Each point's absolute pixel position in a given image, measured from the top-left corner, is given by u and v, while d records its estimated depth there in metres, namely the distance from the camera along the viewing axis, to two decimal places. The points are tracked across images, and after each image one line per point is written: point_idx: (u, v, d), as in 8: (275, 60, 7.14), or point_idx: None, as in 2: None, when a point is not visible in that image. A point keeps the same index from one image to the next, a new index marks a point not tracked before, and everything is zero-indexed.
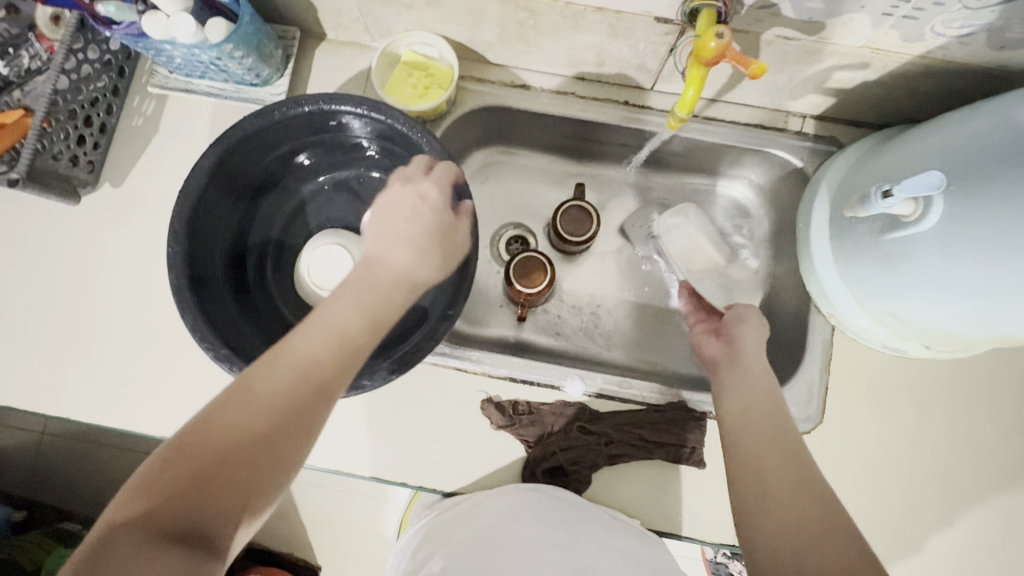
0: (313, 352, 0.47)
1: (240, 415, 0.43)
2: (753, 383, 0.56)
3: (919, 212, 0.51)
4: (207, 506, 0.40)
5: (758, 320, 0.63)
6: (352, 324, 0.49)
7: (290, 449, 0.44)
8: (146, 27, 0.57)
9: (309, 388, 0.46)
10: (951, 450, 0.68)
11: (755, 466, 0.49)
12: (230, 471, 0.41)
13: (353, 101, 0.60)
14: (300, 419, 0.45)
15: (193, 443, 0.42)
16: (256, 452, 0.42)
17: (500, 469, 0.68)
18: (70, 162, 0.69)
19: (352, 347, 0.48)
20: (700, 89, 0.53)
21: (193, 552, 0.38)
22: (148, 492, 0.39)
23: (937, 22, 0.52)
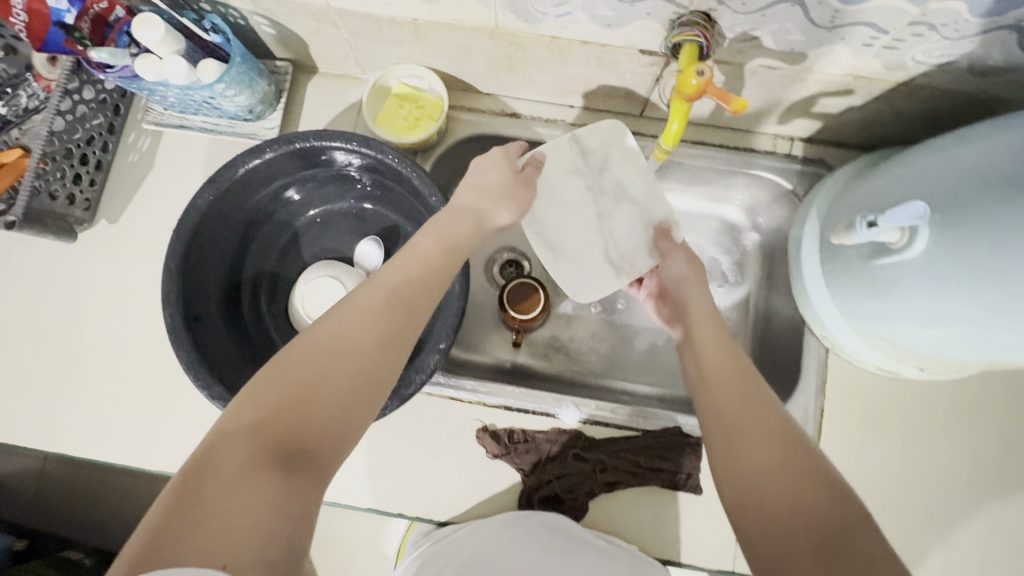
0: (393, 280, 0.48)
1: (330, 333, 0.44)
2: (717, 337, 0.54)
3: (905, 240, 0.52)
4: (307, 421, 0.40)
5: (683, 253, 0.61)
6: (424, 265, 0.50)
7: (380, 374, 0.44)
8: (139, 70, 0.58)
9: (398, 310, 0.47)
10: (947, 470, 0.68)
11: (734, 445, 0.46)
12: (325, 393, 0.41)
13: (343, 138, 0.61)
14: (388, 345, 0.45)
15: (290, 359, 0.42)
16: (350, 373, 0.43)
17: (495, 498, 0.68)
18: (67, 202, 0.70)
19: (431, 275, 0.50)
20: (683, 122, 0.54)
21: (290, 470, 0.38)
22: (249, 409, 0.40)
23: (917, 51, 0.53)
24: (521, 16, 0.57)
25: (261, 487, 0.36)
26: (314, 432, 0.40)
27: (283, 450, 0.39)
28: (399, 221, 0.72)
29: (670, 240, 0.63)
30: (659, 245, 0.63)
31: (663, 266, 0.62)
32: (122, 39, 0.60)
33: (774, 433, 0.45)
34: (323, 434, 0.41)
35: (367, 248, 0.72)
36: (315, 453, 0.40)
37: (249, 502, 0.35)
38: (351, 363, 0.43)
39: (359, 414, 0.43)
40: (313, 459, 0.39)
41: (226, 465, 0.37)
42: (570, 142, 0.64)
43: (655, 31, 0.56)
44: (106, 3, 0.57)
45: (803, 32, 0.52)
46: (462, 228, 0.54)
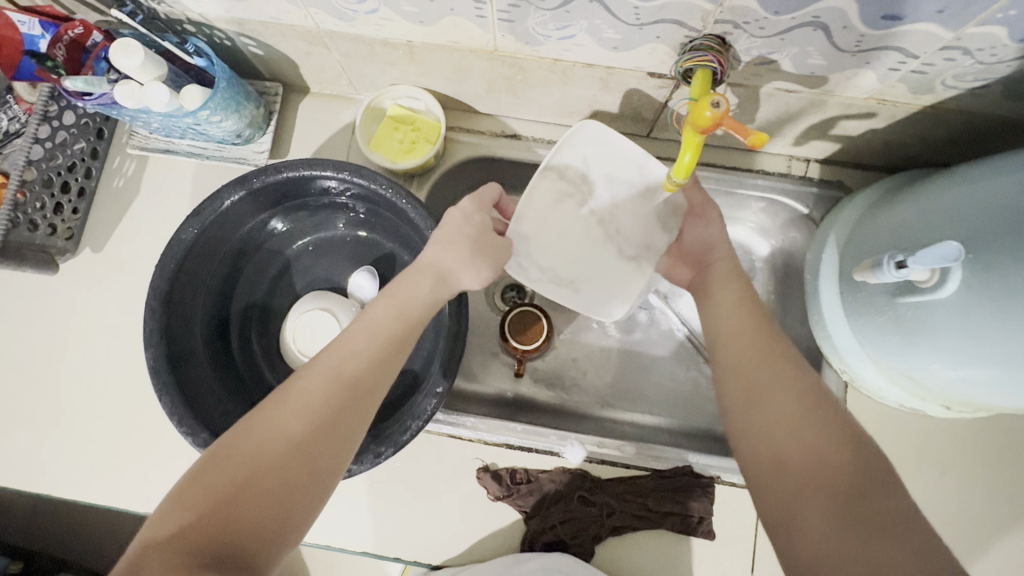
0: (349, 349, 0.45)
1: (274, 417, 0.40)
2: (742, 309, 0.50)
3: (935, 279, 0.48)
4: (244, 518, 0.36)
5: (716, 215, 0.58)
6: (382, 332, 0.46)
7: (333, 453, 0.40)
8: (118, 97, 0.55)
9: (349, 384, 0.43)
10: (975, 512, 0.64)
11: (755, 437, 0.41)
12: (272, 479, 0.38)
13: (334, 167, 0.57)
14: (343, 420, 0.41)
15: (230, 449, 0.38)
16: (300, 455, 0.39)
17: (495, 541, 0.64)
18: (48, 232, 0.67)
19: (389, 341, 0.46)
20: (697, 153, 0.49)
21: (231, 566, 0.34)
22: (183, 504, 0.36)
23: (948, 76, 0.49)
24: (522, 39, 0.54)
25: None
26: (252, 529, 0.36)
27: (220, 549, 0.34)
28: (394, 249, 0.69)
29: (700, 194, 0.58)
30: (689, 196, 0.59)
31: (695, 227, 0.58)
32: (100, 65, 0.57)
33: (794, 417, 0.41)
34: (269, 525, 0.37)
35: (360, 280, 0.68)
36: (251, 552, 0.35)
37: None
38: (302, 444, 0.39)
39: (310, 500, 0.39)
40: (250, 560, 0.35)
41: None
42: (551, 174, 0.62)
43: (665, 54, 0.52)
44: (82, 28, 0.55)
45: (824, 56, 0.49)
46: (440, 262, 0.51)
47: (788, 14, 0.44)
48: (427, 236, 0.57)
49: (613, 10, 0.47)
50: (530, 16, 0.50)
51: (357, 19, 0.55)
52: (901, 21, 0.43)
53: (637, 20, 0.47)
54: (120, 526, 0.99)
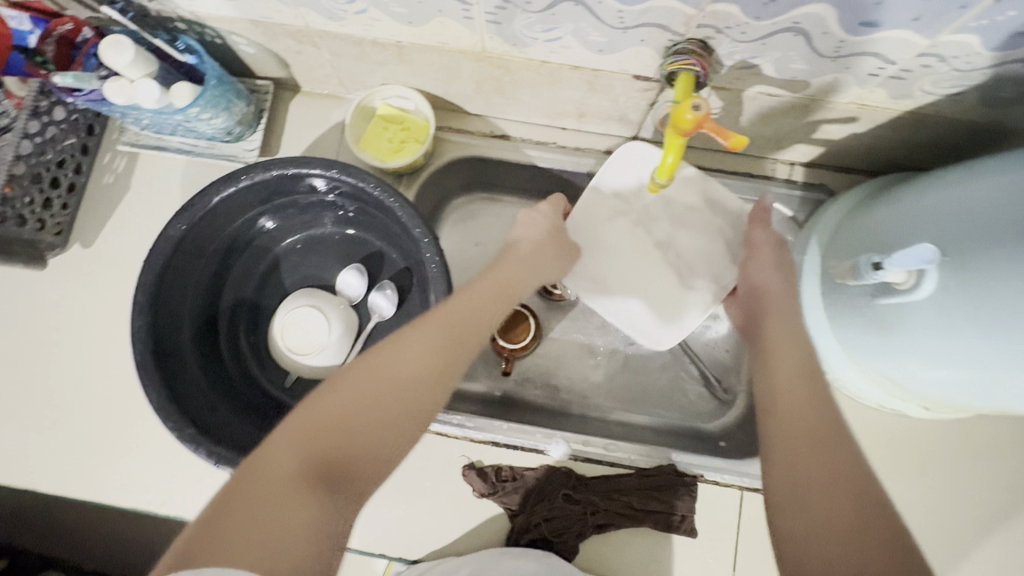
0: (454, 314, 0.50)
1: (394, 358, 0.45)
2: (791, 351, 0.55)
3: (912, 281, 0.49)
4: (363, 439, 0.40)
5: (774, 256, 0.62)
6: (478, 309, 0.52)
7: (420, 415, 0.44)
8: (107, 94, 0.55)
9: (453, 346, 0.47)
10: (953, 511, 0.65)
11: (792, 430, 0.48)
12: (387, 411, 0.42)
13: (322, 165, 0.58)
14: (443, 375, 0.46)
15: (356, 373, 0.43)
16: (395, 410, 0.42)
17: (479, 537, 0.65)
18: (36, 227, 0.66)
19: (483, 318, 0.52)
20: (679, 155, 0.51)
21: (341, 487, 0.38)
22: (312, 414, 0.40)
23: (925, 82, 0.50)
24: (510, 41, 0.54)
25: (305, 508, 0.36)
26: (366, 453, 0.40)
27: (324, 475, 0.38)
28: (383, 247, 0.70)
29: (767, 236, 0.63)
30: (753, 235, 0.64)
31: (752, 268, 0.63)
32: (90, 61, 0.57)
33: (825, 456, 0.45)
34: (377, 450, 0.41)
35: (349, 278, 0.69)
36: (361, 473, 0.40)
37: (294, 519, 0.35)
38: (398, 400, 0.43)
39: (398, 448, 0.42)
40: (357, 482, 0.39)
41: (277, 479, 0.36)
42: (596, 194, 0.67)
43: (649, 57, 0.53)
44: (72, 24, 0.56)
45: (805, 61, 0.49)
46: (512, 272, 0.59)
47: (768, 19, 0.45)
48: (415, 236, 0.57)
49: (598, 13, 0.48)
50: (517, 19, 0.50)
51: (347, 19, 0.55)
52: (877, 28, 0.44)
53: (621, 23, 0.48)
54: (103, 529, 0.98)
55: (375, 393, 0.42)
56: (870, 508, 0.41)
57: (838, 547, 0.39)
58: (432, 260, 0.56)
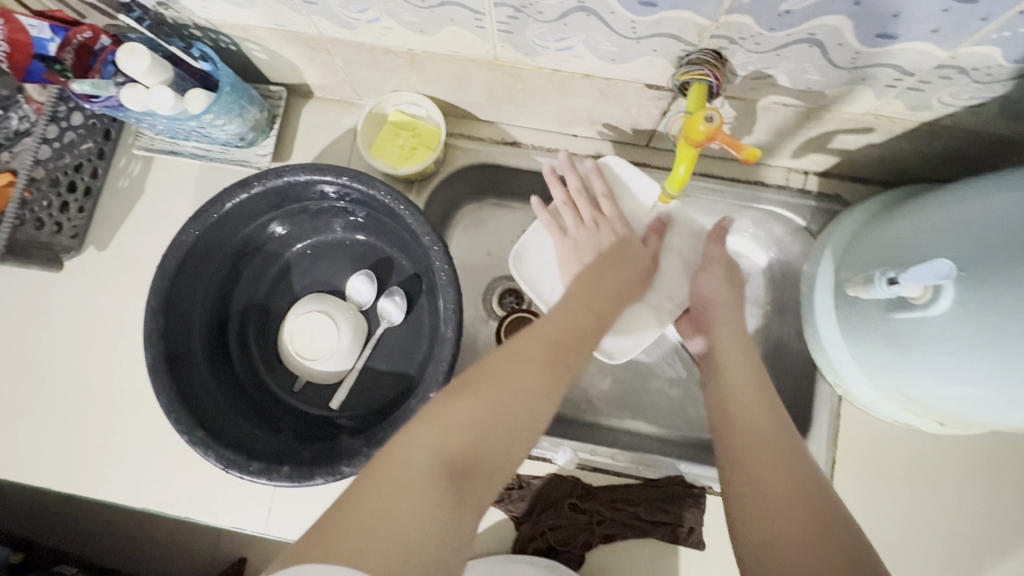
0: (559, 328, 0.50)
1: (510, 368, 0.45)
2: (743, 363, 0.54)
3: (928, 296, 0.48)
4: (485, 449, 0.42)
5: (722, 270, 0.62)
6: (584, 322, 0.52)
7: (538, 424, 0.44)
8: (124, 100, 0.56)
9: (564, 360, 0.48)
10: (968, 530, 0.63)
11: (746, 443, 0.46)
12: (507, 422, 0.43)
13: (334, 172, 0.59)
14: (557, 390, 0.46)
15: (474, 381, 0.44)
16: (517, 417, 0.43)
17: (486, 545, 0.65)
18: (53, 230, 0.69)
19: (590, 331, 0.51)
20: (691, 165, 0.50)
21: (463, 494, 0.39)
22: (436, 420, 0.42)
23: (944, 93, 0.49)
24: (521, 49, 0.54)
25: (431, 513, 0.38)
26: (486, 462, 0.41)
27: (454, 474, 0.40)
28: (393, 254, 0.70)
29: (717, 252, 0.63)
30: (706, 251, 0.64)
31: (699, 279, 0.63)
32: (108, 69, 0.59)
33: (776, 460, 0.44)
34: (496, 461, 0.42)
35: (359, 284, 0.69)
36: (480, 482, 0.41)
37: (421, 522, 0.37)
38: (519, 405, 0.43)
39: (516, 458, 0.43)
40: (480, 490, 0.41)
41: (406, 481, 0.38)
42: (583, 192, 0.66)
43: (662, 67, 0.52)
44: (90, 32, 0.56)
45: (820, 72, 0.49)
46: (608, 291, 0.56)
47: (783, 30, 0.44)
48: (424, 243, 0.57)
49: (610, 24, 0.47)
50: (529, 28, 0.50)
51: (359, 27, 0.56)
52: (895, 39, 0.43)
53: (633, 33, 0.48)
54: (117, 520, 1.00)
55: (495, 403, 0.43)
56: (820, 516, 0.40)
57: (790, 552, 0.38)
58: (441, 268, 0.56)
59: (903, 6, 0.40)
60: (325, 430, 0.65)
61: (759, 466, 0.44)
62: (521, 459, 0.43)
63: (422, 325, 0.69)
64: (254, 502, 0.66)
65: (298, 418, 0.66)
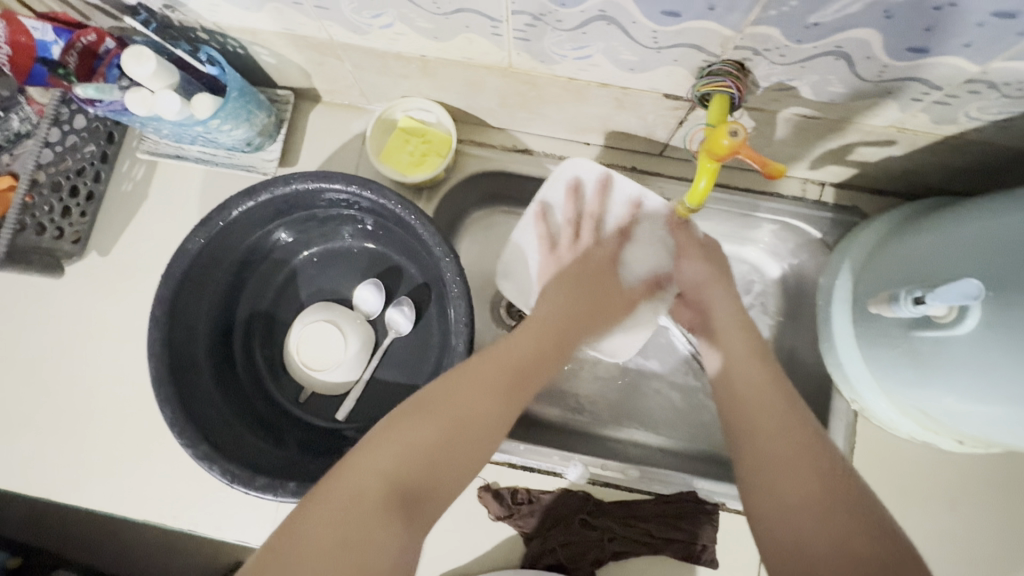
0: (514, 351, 0.50)
1: (467, 388, 0.45)
2: (747, 343, 0.51)
3: (954, 315, 0.47)
4: (438, 467, 0.41)
5: (699, 252, 0.59)
6: (540, 342, 0.52)
7: (488, 448, 0.43)
8: (130, 105, 0.55)
9: (519, 381, 0.47)
10: (985, 549, 0.62)
11: (761, 431, 0.44)
12: (461, 442, 0.42)
13: (344, 180, 0.57)
14: (512, 410, 0.46)
15: (429, 399, 0.44)
16: (466, 442, 0.42)
17: (495, 561, 0.64)
18: (54, 235, 0.67)
19: (547, 355, 0.51)
20: (712, 179, 0.49)
21: (414, 514, 0.38)
22: (390, 437, 0.41)
23: (971, 107, 0.48)
24: (537, 57, 0.53)
25: (382, 533, 0.37)
26: (438, 479, 0.41)
27: (401, 499, 0.38)
28: (402, 262, 0.69)
29: (688, 235, 0.60)
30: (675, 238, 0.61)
31: (682, 264, 0.60)
32: (111, 73, 0.57)
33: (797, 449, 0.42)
34: (449, 478, 0.41)
35: (366, 293, 0.68)
36: (431, 501, 0.40)
37: (370, 542, 0.36)
38: (466, 431, 0.43)
39: (468, 475, 0.42)
40: (429, 508, 0.40)
41: (355, 500, 0.37)
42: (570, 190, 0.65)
43: (682, 77, 0.51)
44: (95, 35, 0.55)
45: (845, 84, 0.48)
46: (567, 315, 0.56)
47: (810, 42, 0.43)
48: (434, 254, 0.56)
49: (631, 33, 0.46)
50: (546, 36, 0.49)
51: (371, 32, 0.54)
52: (926, 53, 0.42)
53: (654, 43, 0.47)
54: (115, 523, 0.99)
55: (450, 421, 0.42)
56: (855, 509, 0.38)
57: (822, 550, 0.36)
58: (454, 280, 0.55)
59: (937, 20, 0.38)
60: (331, 441, 0.63)
61: (778, 457, 0.42)
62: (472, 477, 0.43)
63: (431, 334, 0.67)
64: (257, 514, 0.65)
65: (303, 429, 0.65)
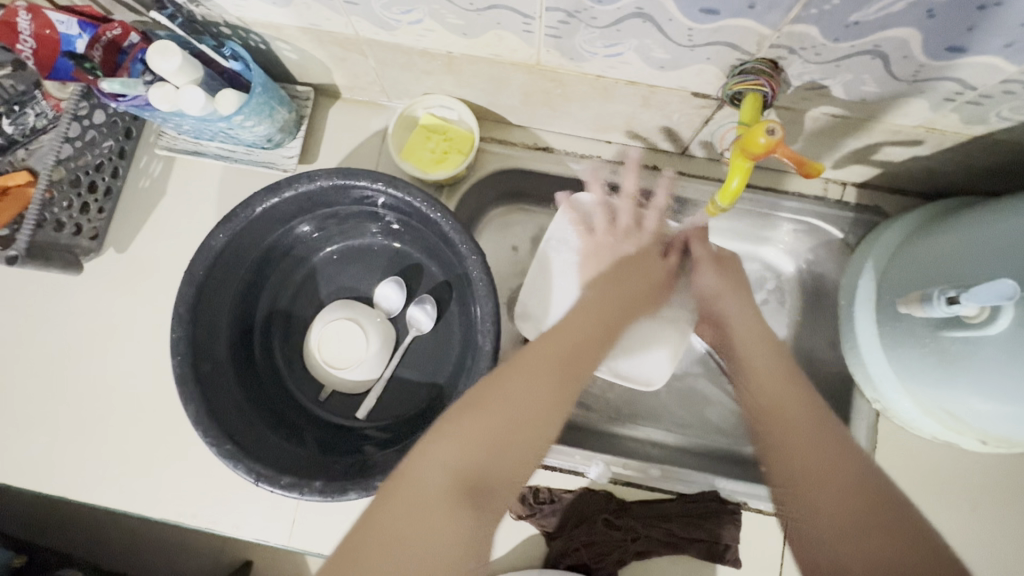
0: (568, 333, 0.49)
1: (527, 376, 0.44)
2: (768, 354, 0.50)
3: (986, 315, 0.47)
4: (502, 459, 0.41)
5: (715, 265, 0.59)
6: (591, 321, 0.51)
7: (547, 437, 0.43)
8: (153, 100, 0.54)
9: (575, 364, 0.47)
10: (1005, 547, 0.62)
11: (789, 447, 0.43)
12: (522, 431, 0.42)
13: (369, 176, 0.57)
14: (571, 392, 0.45)
15: (487, 390, 0.43)
16: (532, 433, 0.42)
17: (516, 560, 0.63)
18: (73, 231, 0.65)
19: (599, 331, 0.51)
20: (745, 178, 0.50)
21: (480, 506, 0.39)
22: (452, 433, 0.41)
23: (1004, 107, 0.48)
24: (567, 54, 0.53)
25: (451, 527, 0.37)
26: (501, 471, 0.41)
27: (471, 492, 0.39)
28: (423, 260, 0.69)
29: (706, 245, 0.60)
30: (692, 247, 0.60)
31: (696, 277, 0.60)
32: (136, 66, 0.56)
33: (833, 468, 0.41)
34: (510, 469, 0.41)
35: (387, 290, 0.68)
36: (495, 493, 0.40)
37: (442, 535, 0.37)
38: (531, 425, 0.42)
39: (531, 463, 0.42)
40: (494, 499, 0.40)
41: (424, 497, 0.38)
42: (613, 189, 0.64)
43: (713, 75, 0.51)
44: (120, 30, 0.55)
45: (878, 83, 0.48)
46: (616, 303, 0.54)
47: (848, 41, 0.43)
48: (460, 250, 0.56)
49: (666, 31, 0.46)
50: (579, 34, 0.49)
51: (399, 29, 0.54)
52: (964, 52, 0.42)
53: (689, 41, 0.46)
54: (122, 521, 0.98)
55: (510, 411, 0.42)
56: (887, 521, 0.38)
57: (860, 565, 0.36)
58: (478, 278, 0.55)
59: (980, 19, 0.38)
60: (352, 441, 0.63)
61: (812, 476, 0.41)
62: (533, 465, 0.43)
63: (452, 334, 0.67)
64: (278, 513, 0.65)
65: (324, 428, 0.64)
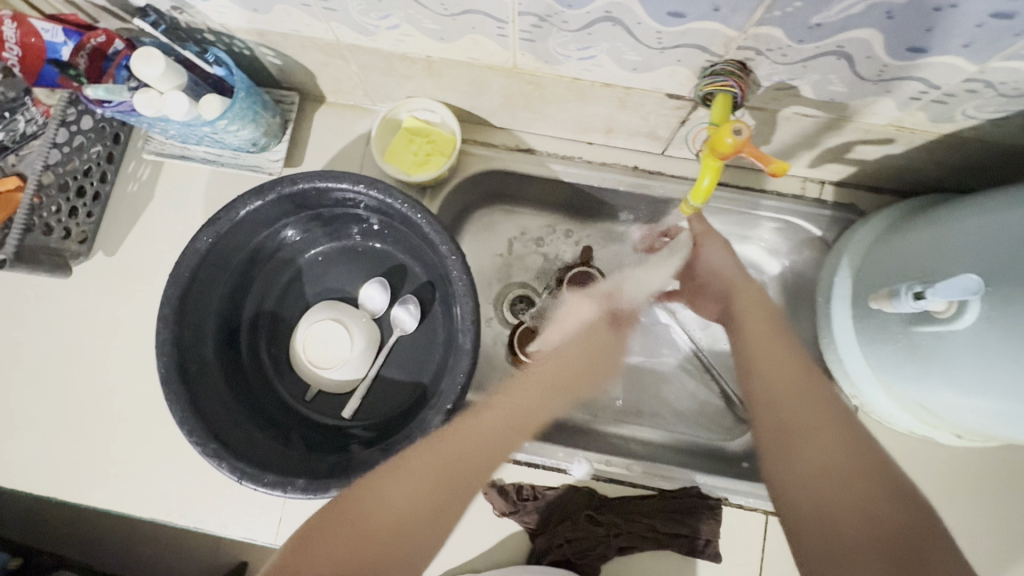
0: (467, 441, 0.52)
1: (400, 483, 0.48)
2: (769, 339, 0.54)
3: (953, 310, 0.47)
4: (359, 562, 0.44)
5: (720, 240, 0.64)
6: (500, 427, 0.56)
7: (425, 535, 0.48)
8: (138, 105, 0.55)
9: (462, 472, 0.51)
10: (981, 538, 0.63)
11: (788, 424, 0.46)
12: (383, 536, 0.45)
13: (351, 179, 0.58)
14: (453, 494, 0.50)
15: (360, 496, 0.47)
16: (396, 536, 0.46)
17: (500, 556, 0.64)
18: (62, 235, 0.67)
19: (510, 432, 0.57)
20: (716, 177, 0.51)
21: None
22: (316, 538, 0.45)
23: (969, 106, 0.49)
24: (542, 58, 0.54)
25: None
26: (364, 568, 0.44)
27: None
28: (408, 262, 0.70)
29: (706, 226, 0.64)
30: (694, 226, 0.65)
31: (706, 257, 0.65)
32: (121, 73, 0.57)
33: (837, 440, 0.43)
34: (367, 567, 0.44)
35: (372, 291, 0.69)
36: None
37: None
38: (399, 536, 0.46)
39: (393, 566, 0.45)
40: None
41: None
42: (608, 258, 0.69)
43: (685, 77, 0.52)
44: (105, 37, 0.57)
45: (845, 83, 0.49)
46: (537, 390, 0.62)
47: (812, 43, 0.44)
48: (439, 251, 0.56)
49: (636, 34, 0.47)
50: (552, 37, 0.50)
51: (378, 33, 0.55)
52: (925, 53, 0.43)
53: (658, 44, 0.47)
54: (116, 523, 0.98)
55: (369, 523, 0.45)
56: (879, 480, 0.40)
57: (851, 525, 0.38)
58: (456, 278, 0.56)
59: (936, 21, 0.39)
60: (337, 440, 0.64)
61: (812, 452, 0.43)
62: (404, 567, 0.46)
63: (436, 334, 0.68)
64: (263, 512, 0.65)
65: (309, 427, 0.65)
